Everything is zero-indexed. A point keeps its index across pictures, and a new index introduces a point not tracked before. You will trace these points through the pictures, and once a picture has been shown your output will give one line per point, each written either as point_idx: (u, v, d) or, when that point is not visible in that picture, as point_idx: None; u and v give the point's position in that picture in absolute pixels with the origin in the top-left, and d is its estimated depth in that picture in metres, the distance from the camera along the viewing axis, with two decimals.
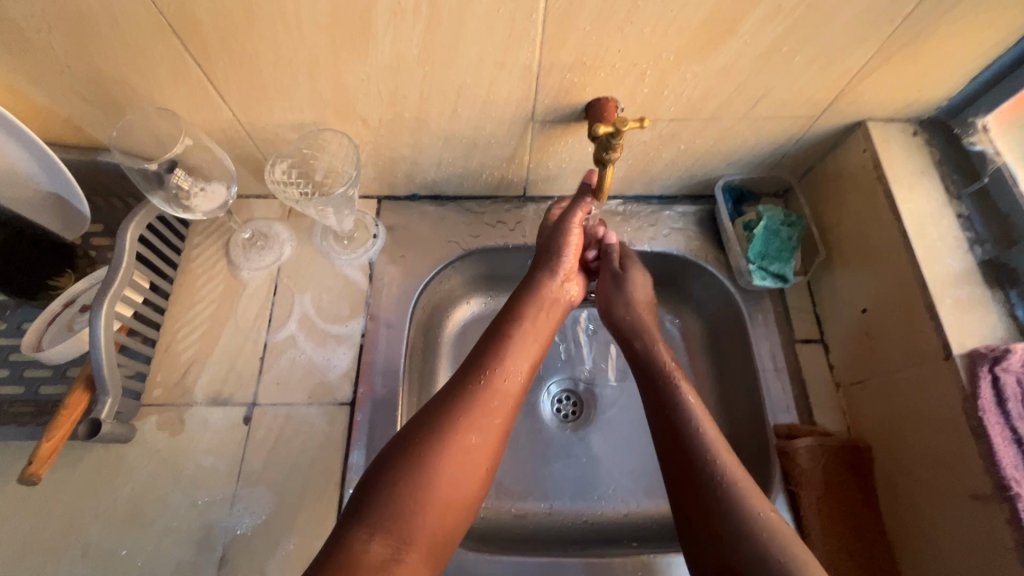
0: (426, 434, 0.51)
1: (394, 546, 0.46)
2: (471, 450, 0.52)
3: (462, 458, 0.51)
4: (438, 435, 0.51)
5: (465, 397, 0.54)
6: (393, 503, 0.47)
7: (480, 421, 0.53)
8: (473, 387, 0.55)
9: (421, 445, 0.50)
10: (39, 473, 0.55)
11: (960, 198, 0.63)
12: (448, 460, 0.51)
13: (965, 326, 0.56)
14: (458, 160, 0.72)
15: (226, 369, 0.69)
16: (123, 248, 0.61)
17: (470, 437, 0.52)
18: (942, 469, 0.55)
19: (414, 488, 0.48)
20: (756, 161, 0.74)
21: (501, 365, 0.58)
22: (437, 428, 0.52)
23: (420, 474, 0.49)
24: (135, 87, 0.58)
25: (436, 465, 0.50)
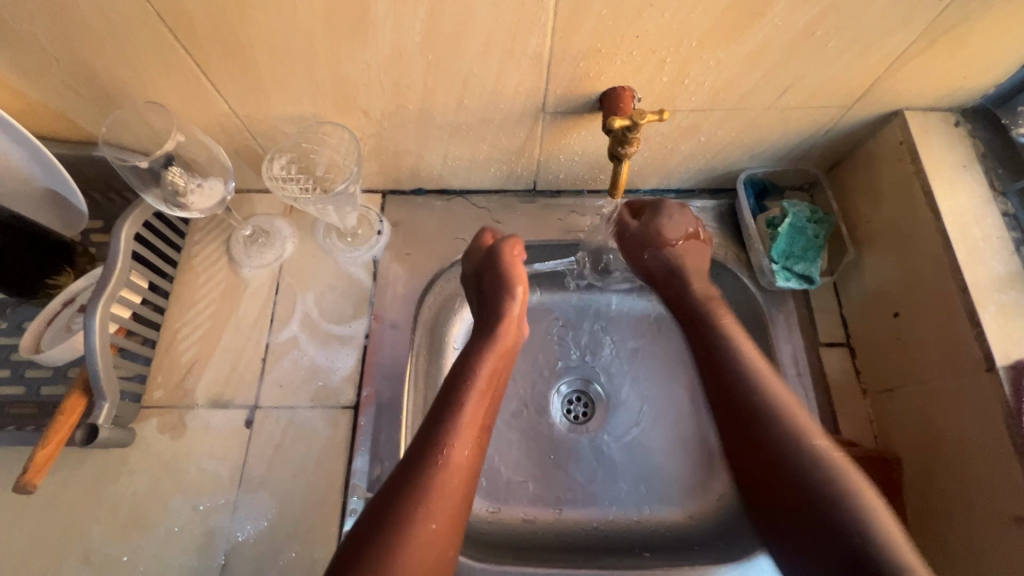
0: (394, 519, 0.48)
1: None
2: (431, 537, 0.48)
3: (427, 546, 0.47)
4: (402, 517, 0.48)
5: (425, 476, 0.50)
6: None
7: (447, 495, 0.50)
8: (431, 461, 0.51)
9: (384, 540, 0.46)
10: (33, 482, 0.54)
11: (1006, 194, 0.58)
12: (411, 548, 0.47)
13: (1011, 335, 0.51)
14: (466, 153, 0.68)
15: (227, 371, 0.67)
16: (118, 247, 0.59)
17: (433, 521, 0.48)
18: (981, 488, 0.52)
19: None
20: (782, 153, 0.69)
21: (457, 431, 0.53)
22: (396, 508, 0.48)
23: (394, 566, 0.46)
24: (126, 78, 0.56)
25: (400, 556, 0.46)
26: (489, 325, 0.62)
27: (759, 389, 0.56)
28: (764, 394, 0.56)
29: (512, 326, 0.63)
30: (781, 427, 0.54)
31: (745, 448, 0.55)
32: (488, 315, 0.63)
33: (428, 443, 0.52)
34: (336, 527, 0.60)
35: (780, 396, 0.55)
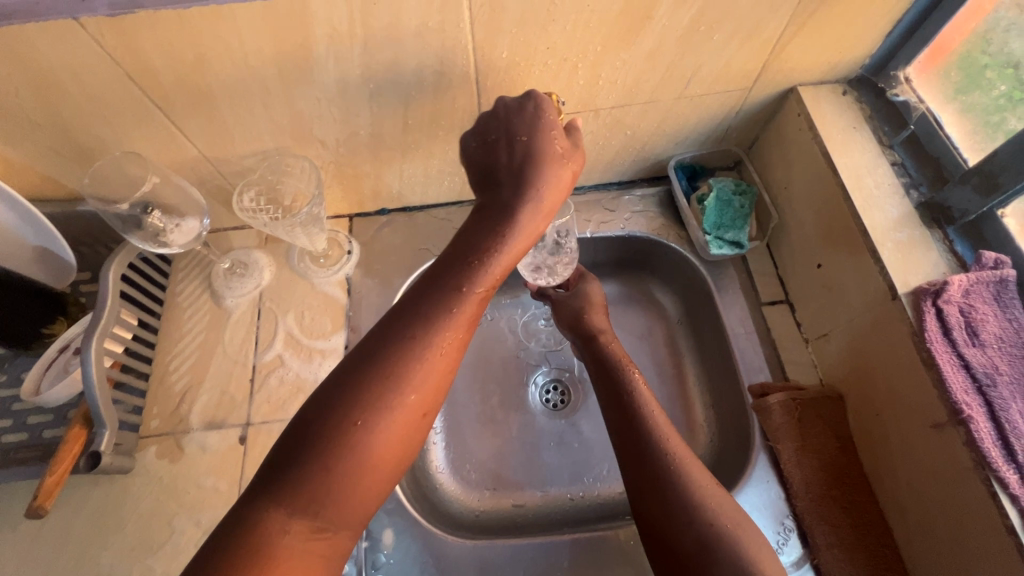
0: (360, 413, 0.45)
1: (317, 528, 0.42)
2: (409, 411, 0.47)
3: (377, 464, 0.45)
4: (383, 387, 0.46)
5: (407, 353, 0.48)
6: (327, 449, 0.43)
7: (426, 387, 0.48)
8: (418, 353, 0.48)
9: (338, 451, 0.43)
10: (45, 506, 0.58)
11: (893, 147, 0.66)
12: (387, 427, 0.45)
13: (909, 266, 0.58)
14: (419, 170, 0.76)
15: (219, 393, 0.72)
16: (106, 287, 0.64)
17: (413, 395, 0.47)
18: (908, 407, 0.56)
19: (350, 451, 0.44)
20: (703, 138, 0.77)
21: (481, 272, 0.53)
22: (392, 350, 0.48)
23: (344, 467, 0.43)
24: (104, 135, 0.62)
25: (377, 426, 0.45)
26: (513, 202, 0.56)
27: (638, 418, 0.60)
28: (647, 425, 0.59)
29: (538, 220, 0.57)
30: (656, 440, 0.58)
31: (634, 468, 0.57)
32: (518, 197, 0.57)
33: (416, 321, 0.50)
34: None
35: (653, 424, 0.59)
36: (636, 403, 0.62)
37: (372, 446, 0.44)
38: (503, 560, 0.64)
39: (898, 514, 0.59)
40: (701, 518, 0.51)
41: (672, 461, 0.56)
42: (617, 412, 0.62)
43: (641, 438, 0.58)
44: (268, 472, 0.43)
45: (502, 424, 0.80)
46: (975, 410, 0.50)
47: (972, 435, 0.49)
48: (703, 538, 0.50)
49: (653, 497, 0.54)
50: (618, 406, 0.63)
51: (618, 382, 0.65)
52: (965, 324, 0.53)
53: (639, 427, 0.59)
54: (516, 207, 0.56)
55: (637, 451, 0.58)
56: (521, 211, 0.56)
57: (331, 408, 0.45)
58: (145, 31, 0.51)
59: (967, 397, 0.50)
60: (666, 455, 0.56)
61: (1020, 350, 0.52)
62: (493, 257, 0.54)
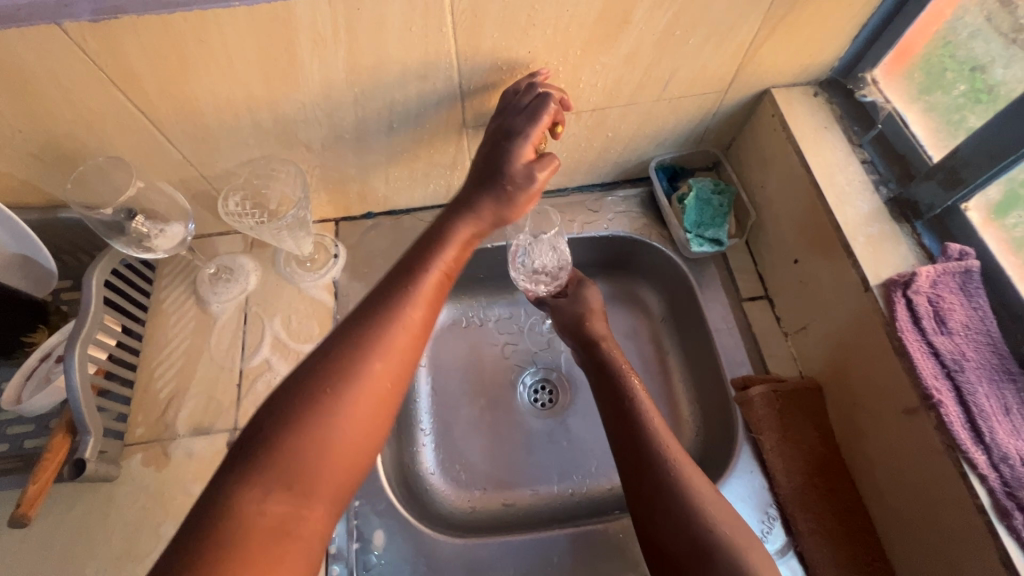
0: (322, 389, 0.45)
1: (292, 504, 0.41)
2: (376, 388, 0.47)
3: (347, 440, 0.44)
4: (346, 365, 0.46)
5: (370, 332, 0.48)
6: (293, 428, 0.43)
7: (391, 361, 0.48)
8: (380, 330, 0.49)
9: (308, 423, 0.43)
10: (28, 514, 0.56)
11: (862, 145, 0.68)
12: (353, 401, 0.45)
13: (880, 259, 0.60)
14: (405, 173, 0.76)
15: (205, 399, 0.71)
16: (89, 295, 0.63)
17: (382, 373, 0.47)
18: (882, 395, 0.58)
19: (316, 428, 0.43)
20: (682, 139, 0.79)
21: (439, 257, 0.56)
22: (356, 331, 0.48)
23: (313, 441, 0.43)
24: (86, 141, 0.62)
25: (342, 401, 0.45)
26: (471, 197, 0.61)
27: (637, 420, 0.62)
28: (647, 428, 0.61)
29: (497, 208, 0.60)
30: (647, 439, 0.59)
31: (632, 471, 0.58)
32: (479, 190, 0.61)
33: (380, 303, 0.51)
34: None
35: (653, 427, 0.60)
36: (636, 405, 0.63)
37: (340, 420, 0.44)
38: (494, 558, 0.64)
39: (876, 500, 0.61)
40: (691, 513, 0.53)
41: (667, 462, 0.57)
42: (616, 416, 0.63)
43: (639, 442, 0.59)
44: (241, 448, 0.43)
45: (490, 424, 0.80)
46: (944, 395, 0.52)
47: (942, 418, 0.51)
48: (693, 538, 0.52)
49: (646, 497, 0.56)
50: (617, 411, 0.64)
51: (618, 385, 0.66)
52: (933, 313, 0.55)
53: (640, 430, 0.60)
54: (474, 199, 0.60)
55: (635, 455, 0.59)
56: (478, 202, 0.60)
57: (294, 389, 0.45)
58: (129, 36, 0.51)
59: (937, 382, 0.52)
60: (659, 453, 0.58)
61: (985, 337, 0.54)
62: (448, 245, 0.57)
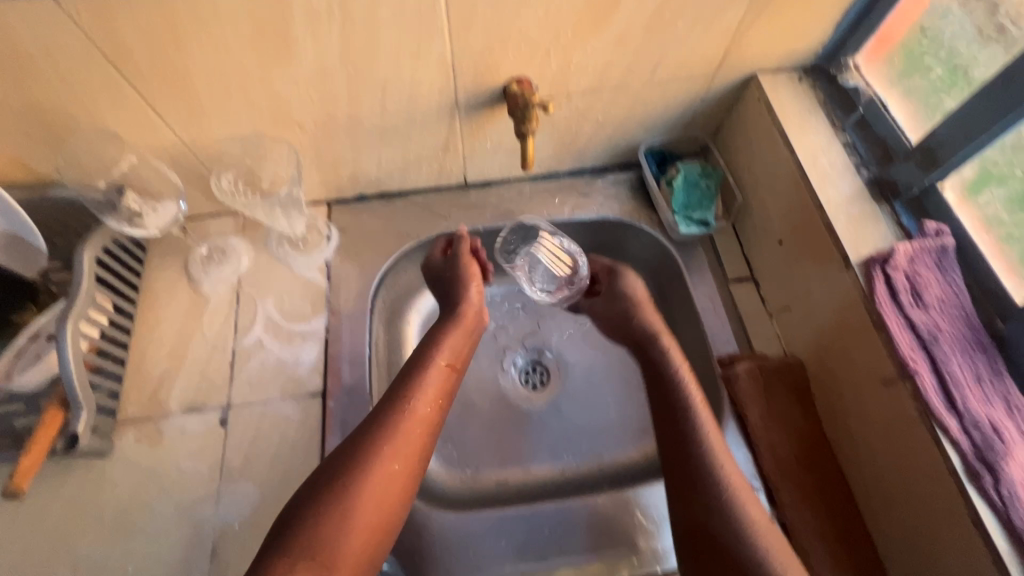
0: (343, 475, 0.51)
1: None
2: (394, 474, 0.53)
3: (363, 518, 0.50)
4: (366, 449, 0.53)
5: (388, 421, 0.55)
6: (321, 510, 0.49)
7: (407, 453, 0.54)
8: (396, 418, 0.56)
9: (330, 509, 0.49)
10: (21, 485, 0.56)
11: (845, 129, 0.70)
12: (373, 481, 0.52)
13: (861, 237, 0.62)
14: (397, 154, 0.77)
15: (198, 378, 0.72)
16: (83, 268, 0.63)
17: (394, 463, 0.53)
18: (862, 368, 0.60)
19: (339, 509, 0.49)
20: (671, 123, 0.81)
21: (445, 344, 0.64)
22: (376, 418, 0.56)
23: (337, 525, 0.49)
24: (77, 117, 0.62)
25: (362, 485, 0.51)
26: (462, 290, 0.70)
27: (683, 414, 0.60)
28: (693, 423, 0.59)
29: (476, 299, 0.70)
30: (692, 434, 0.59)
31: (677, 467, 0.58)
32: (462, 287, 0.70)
33: (395, 393, 0.58)
34: None
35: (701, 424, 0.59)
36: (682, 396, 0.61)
37: (358, 501, 0.50)
38: (486, 529, 0.65)
39: (856, 470, 0.63)
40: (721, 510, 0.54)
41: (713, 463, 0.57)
42: (662, 411, 0.62)
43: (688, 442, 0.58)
44: (278, 529, 0.49)
45: (482, 404, 0.82)
46: (920, 364, 0.54)
47: (917, 386, 0.53)
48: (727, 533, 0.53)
49: (690, 498, 0.56)
50: (664, 406, 0.62)
51: (663, 374, 0.64)
52: (910, 287, 0.57)
53: (687, 429, 0.59)
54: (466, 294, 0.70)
55: (679, 454, 0.58)
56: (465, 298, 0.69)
57: (327, 464, 0.53)
58: (121, 9, 0.51)
59: (913, 352, 0.54)
60: (699, 447, 0.58)
61: (959, 311, 0.56)
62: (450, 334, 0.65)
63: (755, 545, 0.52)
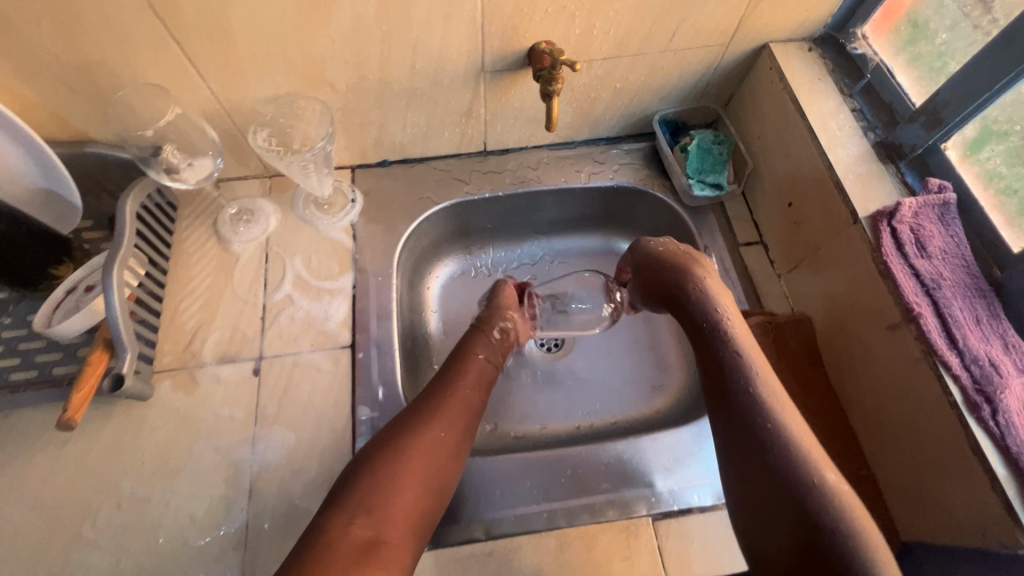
0: (398, 441, 0.59)
1: (373, 529, 0.53)
2: (442, 443, 0.61)
3: (413, 480, 0.57)
4: (419, 422, 0.61)
5: (437, 400, 0.64)
6: (379, 471, 0.56)
7: (452, 427, 0.62)
8: (443, 398, 0.64)
9: (387, 469, 0.57)
10: (73, 417, 0.60)
11: (852, 95, 0.74)
12: (423, 448, 0.59)
13: (868, 194, 0.66)
14: (422, 119, 0.80)
15: (231, 331, 0.74)
16: (124, 218, 0.66)
17: (441, 432, 0.61)
18: (869, 317, 0.64)
19: (396, 470, 0.57)
20: (684, 93, 0.84)
21: (485, 342, 0.73)
22: (426, 399, 0.64)
23: (393, 481, 0.56)
24: (119, 72, 0.64)
25: (414, 450, 0.58)
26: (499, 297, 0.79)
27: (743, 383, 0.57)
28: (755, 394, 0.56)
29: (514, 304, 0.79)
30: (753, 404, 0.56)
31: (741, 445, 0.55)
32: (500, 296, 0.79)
33: (442, 379, 0.67)
34: (350, 445, 0.68)
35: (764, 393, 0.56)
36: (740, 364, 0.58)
37: (411, 464, 0.57)
38: (510, 472, 0.68)
39: (861, 415, 0.66)
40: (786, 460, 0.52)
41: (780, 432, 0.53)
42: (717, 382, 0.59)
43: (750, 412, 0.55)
44: (341, 485, 0.56)
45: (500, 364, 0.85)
46: (924, 308, 0.57)
47: (921, 328, 0.57)
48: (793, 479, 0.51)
49: (759, 472, 0.53)
50: (719, 377, 0.59)
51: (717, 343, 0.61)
52: (915, 239, 0.61)
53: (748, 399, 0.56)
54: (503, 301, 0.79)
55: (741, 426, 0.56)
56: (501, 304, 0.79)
57: (384, 434, 0.60)
58: None
59: (918, 298, 0.58)
60: (763, 418, 0.55)
61: (959, 260, 0.60)
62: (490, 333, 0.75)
63: (834, 512, 0.49)
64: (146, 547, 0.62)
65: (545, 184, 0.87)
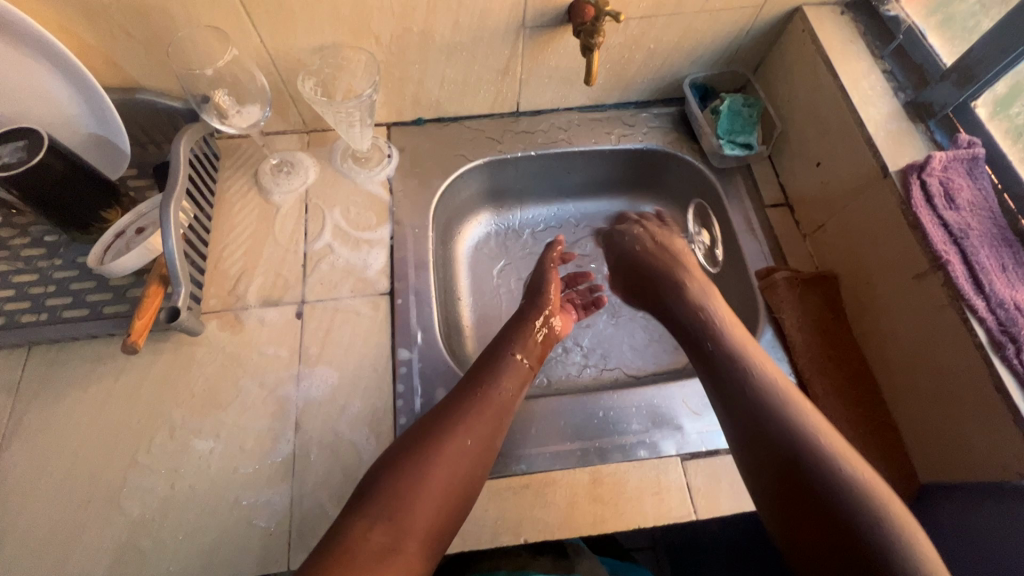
0: (419, 447, 0.58)
1: (392, 537, 0.52)
2: (467, 449, 0.59)
3: (433, 488, 0.55)
4: (444, 428, 0.60)
5: (467, 406, 0.62)
6: (400, 476, 0.55)
7: (479, 432, 0.60)
8: (473, 402, 0.62)
9: (409, 473, 0.56)
10: (136, 342, 0.63)
11: (883, 58, 0.75)
12: (446, 454, 0.58)
13: (899, 151, 0.68)
14: (460, 76, 0.82)
15: (274, 276, 0.77)
16: (178, 158, 0.69)
17: (467, 438, 0.59)
18: (897, 268, 0.66)
19: (416, 478, 0.55)
20: (716, 56, 0.86)
21: (521, 342, 0.71)
22: (456, 402, 0.63)
23: (412, 488, 0.55)
24: (175, 16, 0.66)
25: (437, 458, 0.57)
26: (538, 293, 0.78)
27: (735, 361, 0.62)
28: (744, 369, 0.61)
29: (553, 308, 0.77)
30: (740, 375, 0.60)
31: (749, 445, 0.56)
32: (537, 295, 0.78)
33: (475, 382, 0.65)
34: (390, 384, 0.71)
35: (755, 369, 0.60)
36: (726, 346, 0.64)
37: (434, 470, 0.56)
38: (544, 412, 0.70)
39: (884, 364, 0.69)
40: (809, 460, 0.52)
41: (775, 402, 0.57)
42: (709, 362, 0.64)
43: (743, 386, 0.59)
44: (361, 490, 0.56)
45: None
46: (951, 256, 0.60)
47: (948, 275, 0.59)
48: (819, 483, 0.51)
49: (769, 461, 0.54)
50: (708, 358, 0.64)
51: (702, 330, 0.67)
52: (944, 192, 0.63)
53: (737, 373, 0.61)
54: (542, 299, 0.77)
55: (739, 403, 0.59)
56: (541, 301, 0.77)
57: (409, 437, 0.60)
58: None
59: (945, 247, 0.60)
60: (754, 394, 0.58)
61: (987, 212, 0.62)
62: (526, 334, 0.72)
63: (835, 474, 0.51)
64: (199, 473, 0.65)
65: (576, 145, 0.89)
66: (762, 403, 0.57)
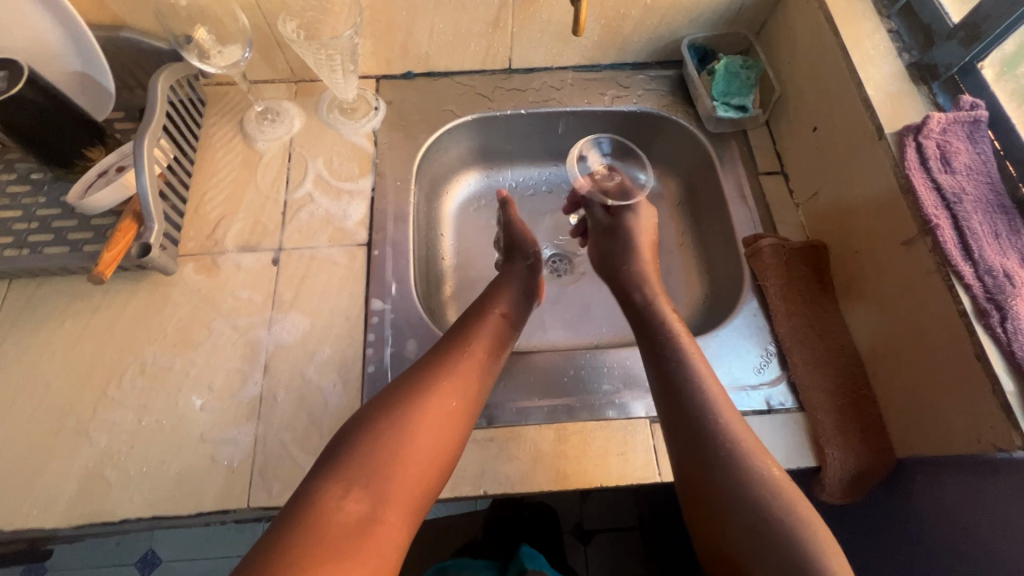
0: (399, 412, 0.57)
1: (370, 503, 0.51)
2: (448, 410, 0.58)
3: (414, 451, 0.55)
4: (422, 390, 0.59)
5: (444, 368, 0.61)
6: (377, 440, 0.54)
7: (459, 393, 0.60)
8: (451, 363, 0.62)
9: (387, 436, 0.55)
10: (103, 273, 0.64)
11: (890, 17, 0.72)
12: (425, 416, 0.57)
13: (898, 112, 0.65)
14: (449, 27, 0.80)
15: (253, 222, 0.76)
16: (156, 97, 0.69)
17: (451, 402, 0.59)
18: (887, 236, 0.63)
19: (396, 444, 0.54)
20: (716, 16, 0.82)
21: (500, 305, 0.71)
22: (432, 363, 0.62)
23: (391, 452, 0.54)
24: None
25: (415, 422, 0.56)
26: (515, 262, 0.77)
27: (678, 359, 0.62)
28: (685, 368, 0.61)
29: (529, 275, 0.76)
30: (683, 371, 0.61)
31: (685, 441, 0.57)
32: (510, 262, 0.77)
33: (453, 344, 0.64)
34: (362, 333, 0.70)
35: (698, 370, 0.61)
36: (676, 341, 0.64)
37: (415, 433, 0.55)
38: (516, 368, 0.70)
39: (869, 336, 0.66)
40: (743, 469, 0.53)
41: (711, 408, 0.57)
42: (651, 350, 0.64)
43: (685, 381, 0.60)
44: (333, 450, 0.54)
45: None
46: (942, 220, 0.57)
47: (937, 240, 0.56)
48: (742, 502, 0.51)
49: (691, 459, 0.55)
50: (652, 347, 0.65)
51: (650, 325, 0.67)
52: (940, 156, 0.59)
53: (677, 370, 0.61)
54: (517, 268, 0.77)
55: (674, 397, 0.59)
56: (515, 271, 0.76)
57: (384, 398, 0.59)
58: None
59: (936, 211, 0.57)
60: (693, 397, 0.59)
61: (985, 177, 0.59)
62: (500, 301, 0.71)
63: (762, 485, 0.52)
64: (167, 410, 0.65)
65: (567, 105, 0.87)
66: (703, 403, 0.58)
